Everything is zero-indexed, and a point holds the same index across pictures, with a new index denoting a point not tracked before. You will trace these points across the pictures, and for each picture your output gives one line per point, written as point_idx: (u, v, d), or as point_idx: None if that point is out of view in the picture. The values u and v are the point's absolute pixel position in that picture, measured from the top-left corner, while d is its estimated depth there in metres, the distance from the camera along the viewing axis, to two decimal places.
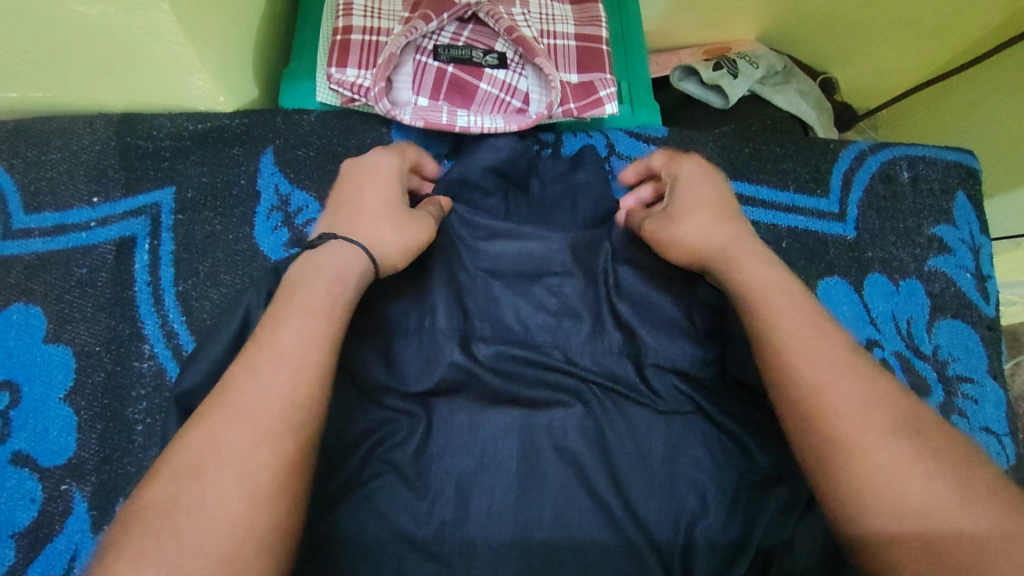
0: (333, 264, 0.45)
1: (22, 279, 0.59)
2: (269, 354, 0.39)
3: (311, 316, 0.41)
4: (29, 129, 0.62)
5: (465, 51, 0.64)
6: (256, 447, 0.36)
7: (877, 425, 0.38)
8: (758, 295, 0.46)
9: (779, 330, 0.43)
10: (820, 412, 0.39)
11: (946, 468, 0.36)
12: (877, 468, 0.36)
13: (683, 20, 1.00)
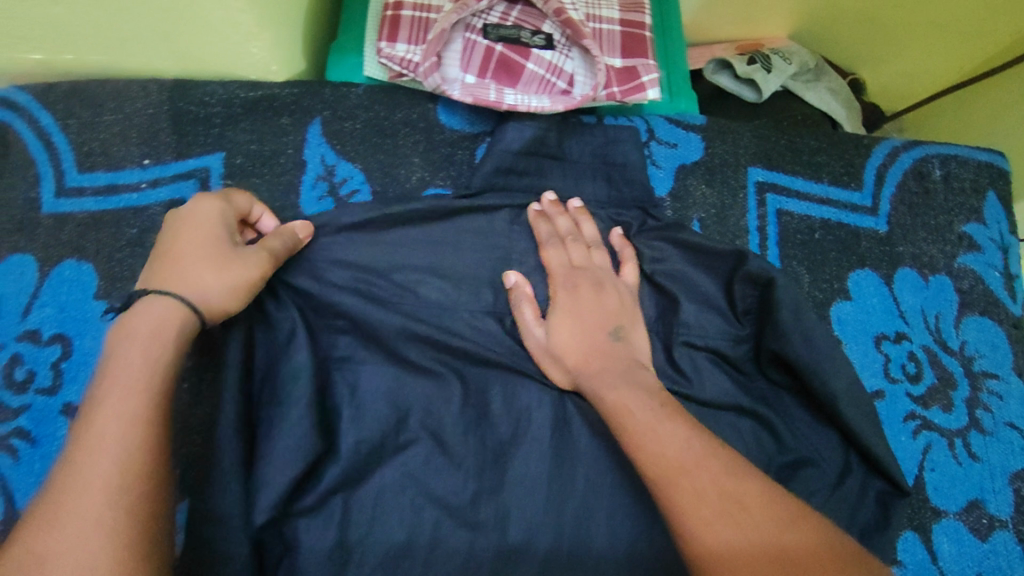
0: (145, 334, 0.45)
1: (74, 236, 0.61)
2: (88, 444, 0.40)
3: (127, 393, 0.42)
4: (84, 91, 0.63)
5: (514, 30, 0.65)
6: (90, 530, 0.37)
7: (710, 485, 0.46)
8: (606, 363, 0.57)
9: (627, 402, 0.54)
10: (667, 474, 0.47)
11: (728, 493, 0.45)
12: (676, 494, 0.46)
13: (716, 14, 1.02)
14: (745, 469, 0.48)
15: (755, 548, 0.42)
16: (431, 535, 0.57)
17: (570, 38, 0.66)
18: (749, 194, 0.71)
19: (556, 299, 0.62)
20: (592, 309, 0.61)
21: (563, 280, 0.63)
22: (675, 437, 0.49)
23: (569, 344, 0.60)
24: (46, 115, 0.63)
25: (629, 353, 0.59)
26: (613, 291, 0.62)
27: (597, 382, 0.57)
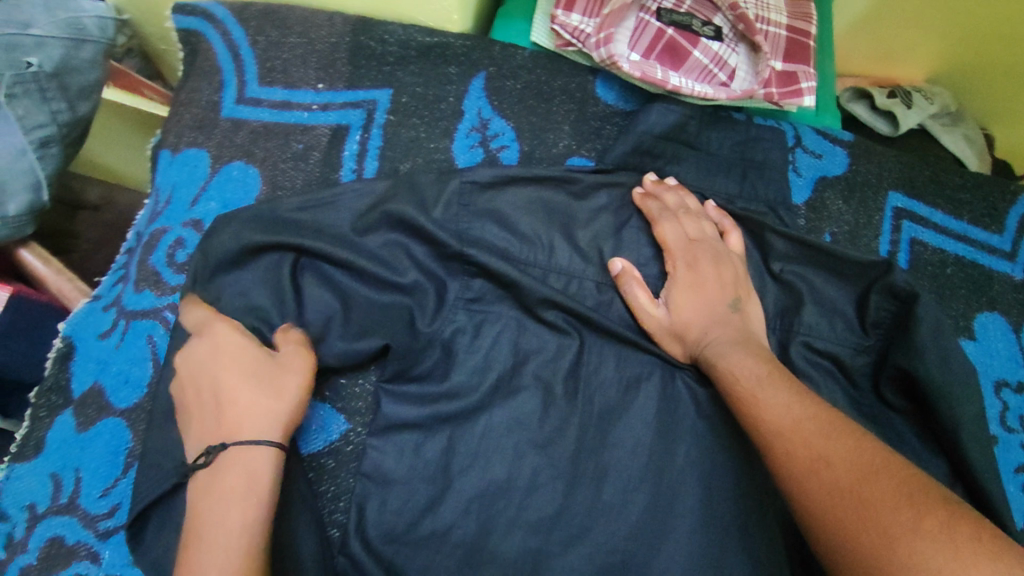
0: (247, 473, 0.49)
1: (246, 141, 0.65)
2: (212, 544, 0.45)
3: (242, 494, 0.48)
4: (277, 14, 0.68)
5: (687, 18, 0.67)
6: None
7: (805, 447, 0.47)
8: (724, 343, 0.58)
9: (735, 369, 0.56)
10: (768, 439, 0.50)
11: (840, 463, 0.45)
12: (791, 470, 0.47)
13: (859, 40, 0.94)
14: (849, 430, 0.48)
15: (841, 499, 0.43)
16: (528, 481, 0.58)
17: (741, 32, 0.68)
18: (885, 217, 0.71)
19: (674, 278, 0.63)
20: (710, 287, 0.62)
21: (683, 254, 0.63)
22: (778, 401, 0.52)
23: (692, 313, 0.61)
24: (238, 30, 0.68)
25: (744, 325, 0.60)
26: (729, 265, 0.63)
27: (716, 347, 0.58)
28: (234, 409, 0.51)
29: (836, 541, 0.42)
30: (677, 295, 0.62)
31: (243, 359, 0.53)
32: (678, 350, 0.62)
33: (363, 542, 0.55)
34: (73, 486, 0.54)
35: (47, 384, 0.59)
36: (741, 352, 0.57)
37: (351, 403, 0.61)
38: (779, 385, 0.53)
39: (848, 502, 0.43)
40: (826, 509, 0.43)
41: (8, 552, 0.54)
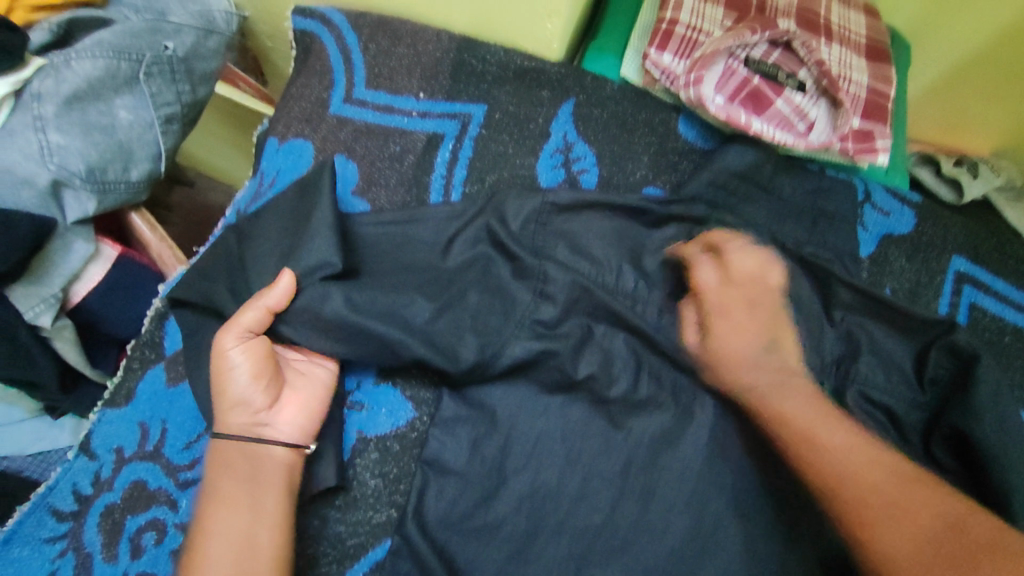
0: (235, 454, 0.56)
1: (349, 138, 0.71)
2: (211, 510, 0.53)
3: (230, 483, 0.54)
4: (389, 25, 0.74)
5: (773, 69, 0.70)
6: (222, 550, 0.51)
7: (872, 498, 0.49)
8: (770, 386, 0.59)
9: (782, 413, 0.57)
10: (832, 490, 0.51)
11: (910, 522, 0.47)
12: (867, 525, 0.49)
13: (928, 108, 0.95)
14: (903, 474, 0.50)
15: (931, 547, 0.46)
16: (578, 488, 0.60)
17: (823, 88, 0.70)
18: (946, 278, 0.73)
19: (713, 320, 0.63)
20: (750, 330, 0.62)
21: (729, 296, 0.63)
22: (841, 447, 0.53)
23: (733, 352, 0.61)
24: (352, 35, 0.74)
25: (786, 368, 0.60)
26: (769, 307, 0.63)
27: (762, 390, 0.59)
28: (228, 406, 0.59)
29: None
30: (716, 332, 0.62)
31: None
32: (715, 381, 0.62)
33: (419, 524, 0.58)
34: (159, 436, 0.59)
35: (142, 339, 0.63)
36: (794, 396, 0.57)
37: (420, 392, 0.64)
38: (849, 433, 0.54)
39: (934, 556, 0.45)
40: (912, 562, 0.46)
41: (95, 489, 0.58)
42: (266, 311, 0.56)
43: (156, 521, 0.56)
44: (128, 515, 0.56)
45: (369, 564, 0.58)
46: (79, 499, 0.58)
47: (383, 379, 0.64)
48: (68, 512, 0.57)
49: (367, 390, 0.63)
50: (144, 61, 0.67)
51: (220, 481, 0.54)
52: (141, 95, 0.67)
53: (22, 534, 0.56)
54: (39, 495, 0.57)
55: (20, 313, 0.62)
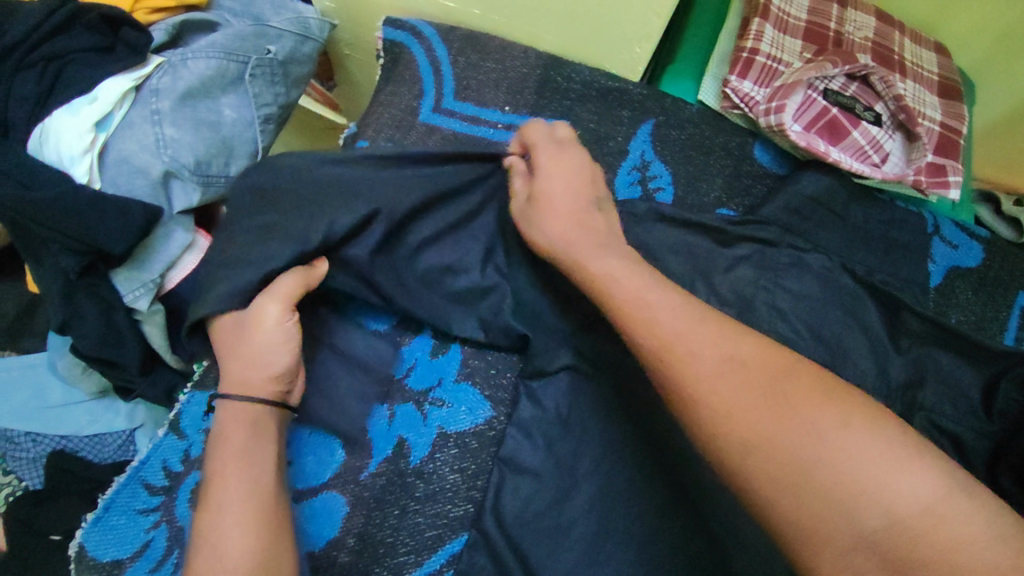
0: (242, 417, 0.52)
1: (437, 146, 0.74)
2: (221, 469, 0.49)
3: (243, 442, 0.51)
4: (479, 40, 0.77)
5: (851, 100, 0.73)
6: (239, 506, 0.47)
7: (703, 354, 0.45)
8: (603, 276, 0.52)
9: (610, 269, 0.52)
10: (656, 345, 0.47)
11: (745, 401, 0.43)
12: (725, 429, 0.42)
13: (991, 144, 0.95)
14: (734, 331, 0.47)
15: (764, 404, 0.42)
16: (646, 499, 0.58)
17: (899, 121, 0.73)
18: (1011, 313, 0.74)
19: (538, 168, 0.59)
20: (575, 182, 0.58)
21: (543, 148, 0.60)
22: (695, 341, 0.46)
23: (561, 205, 0.57)
24: (442, 48, 0.77)
25: (605, 226, 0.57)
26: (585, 166, 0.60)
27: (595, 253, 0.54)
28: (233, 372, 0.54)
29: (751, 451, 0.41)
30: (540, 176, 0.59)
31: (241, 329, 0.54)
32: (536, 237, 0.57)
33: (496, 521, 0.59)
34: None
35: None
36: (654, 295, 0.50)
37: (497, 392, 0.65)
38: (714, 330, 0.47)
39: (797, 458, 0.40)
40: (738, 422, 0.42)
41: (184, 466, 0.60)
42: (277, 294, 0.54)
43: None
44: None
45: (445, 557, 0.58)
46: (169, 476, 0.60)
47: (462, 378, 0.65)
48: (159, 487, 0.59)
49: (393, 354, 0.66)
50: (250, 63, 0.70)
51: (232, 442, 0.50)
52: (244, 94, 0.71)
53: (117, 504, 0.58)
54: (133, 468, 0.60)
55: (121, 296, 0.65)
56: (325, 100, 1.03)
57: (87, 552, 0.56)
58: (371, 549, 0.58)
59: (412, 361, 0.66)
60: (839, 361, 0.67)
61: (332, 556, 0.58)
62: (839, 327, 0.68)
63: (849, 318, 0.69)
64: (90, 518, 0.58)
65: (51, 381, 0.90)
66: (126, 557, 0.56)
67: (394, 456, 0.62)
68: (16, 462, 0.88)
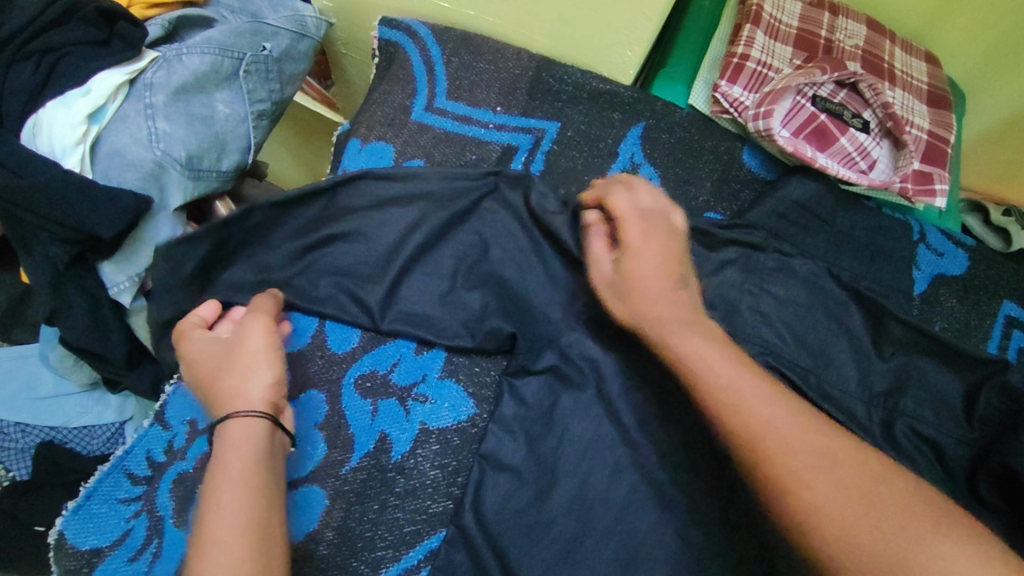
0: (242, 450, 0.50)
1: (428, 145, 0.75)
2: (220, 511, 0.46)
3: (248, 481, 0.48)
4: (473, 41, 0.78)
5: (839, 107, 0.74)
6: (235, 555, 0.44)
7: (791, 443, 0.46)
8: (693, 362, 0.51)
9: (701, 350, 0.52)
10: (750, 431, 0.47)
11: (832, 490, 0.43)
12: (813, 516, 0.43)
13: (979, 155, 0.96)
14: (814, 421, 0.47)
15: (855, 500, 0.43)
16: (626, 497, 0.59)
17: (887, 129, 0.74)
18: (996, 322, 0.74)
19: (626, 240, 0.59)
20: (671, 256, 0.58)
21: (632, 219, 0.60)
22: (787, 426, 0.47)
23: (642, 273, 0.57)
24: (436, 48, 0.78)
25: (692, 301, 0.57)
26: (678, 238, 0.60)
27: (690, 348, 0.52)
28: (219, 383, 0.55)
29: (835, 538, 0.42)
30: (634, 257, 0.58)
31: (215, 342, 0.58)
32: (616, 305, 0.58)
33: (476, 517, 0.59)
34: None
35: None
36: (745, 376, 0.50)
37: (481, 390, 0.65)
38: (799, 415, 0.48)
39: (885, 557, 0.40)
40: (825, 510, 0.43)
41: (167, 456, 0.60)
42: (258, 309, 0.60)
43: None
44: (199, 483, 0.58)
45: (423, 552, 0.58)
46: (152, 466, 0.60)
47: (445, 375, 0.65)
48: (142, 477, 0.60)
49: (373, 349, 0.66)
50: (245, 60, 0.71)
51: (232, 479, 0.48)
52: (238, 90, 0.71)
53: (99, 493, 0.58)
54: (116, 457, 0.60)
55: (107, 289, 0.66)
56: (323, 100, 1.04)
57: (66, 540, 0.56)
58: (350, 542, 0.58)
59: (399, 356, 0.66)
60: (821, 365, 0.67)
61: (311, 549, 0.57)
62: (822, 332, 0.69)
63: (832, 323, 0.69)
64: (71, 506, 0.58)
65: (43, 371, 0.91)
66: (106, 545, 0.56)
67: (376, 450, 0.62)
68: (4, 452, 0.87)
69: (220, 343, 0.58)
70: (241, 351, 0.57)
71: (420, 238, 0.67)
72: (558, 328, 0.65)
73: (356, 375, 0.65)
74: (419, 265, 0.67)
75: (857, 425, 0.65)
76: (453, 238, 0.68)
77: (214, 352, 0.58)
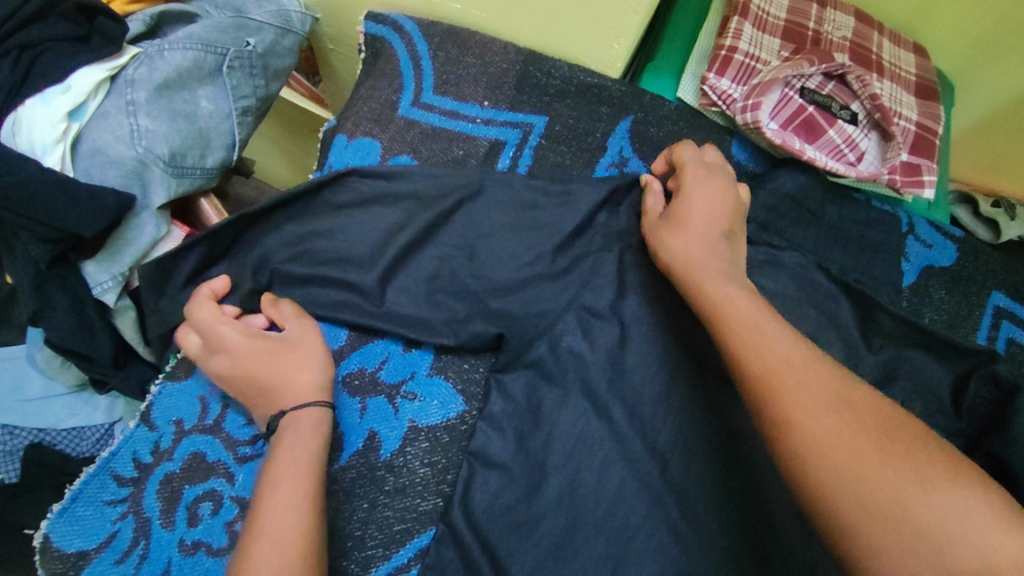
0: (299, 432, 0.54)
1: (415, 141, 0.74)
2: (276, 484, 0.50)
3: (306, 462, 0.52)
4: (459, 35, 0.77)
5: (827, 99, 0.73)
6: (284, 529, 0.47)
7: (811, 383, 0.44)
8: (726, 306, 0.51)
9: (731, 296, 0.52)
10: (762, 376, 0.46)
11: (845, 437, 0.41)
12: (819, 462, 0.41)
13: (969, 145, 0.96)
14: (850, 381, 0.45)
15: (871, 452, 0.41)
16: (615, 491, 0.59)
17: (875, 121, 0.74)
18: (985, 313, 0.74)
19: (682, 187, 0.62)
20: (717, 209, 0.60)
21: (691, 169, 0.63)
22: (805, 373, 0.45)
23: (694, 218, 0.59)
24: (422, 43, 0.77)
25: (733, 256, 0.58)
26: (723, 193, 0.62)
27: (711, 275, 0.54)
28: (278, 379, 0.57)
29: (844, 484, 0.40)
30: (689, 205, 0.60)
31: (261, 342, 0.59)
32: (661, 245, 0.60)
33: (465, 514, 0.59)
34: (219, 411, 0.61)
35: None
36: (773, 329, 0.49)
37: (470, 387, 0.65)
38: (825, 369, 0.46)
39: (894, 506, 0.38)
40: (834, 447, 0.41)
41: (153, 458, 0.60)
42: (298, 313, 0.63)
43: (214, 492, 0.58)
44: (186, 485, 0.58)
45: (412, 550, 0.58)
46: (139, 467, 0.59)
47: (434, 372, 0.65)
48: (128, 478, 0.59)
49: (361, 346, 0.66)
50: (228, 55, 0.70)
51: (288, 457, 0.52)
52: (222, 86, 0.70)
53: (85, 495, 0.58)
54: (102, 459, 0.59)
55: (89, 288, 0.65)
56: (311, 96, 1.06)
57: (51, 543, 0.56)
58: (338, 541, 0.58)
59: (387, 353, 0.66)
60: None
61: None
62: (812, 324, 0.69)
63: (821, 315, 0.70)
64: (56, 509, 0.57)
65: (31, 372, 0.90)
66: (91, 548, 0.56)
67: (365, 448, 0.61)
68: None
69: (270, 343, 0.60)
70: (306, 346, 0.60)
71: (407, 234, 0.66)
72: (547, 324, 0.65)
73: (344, 372, 0.65)
74: (405, 262, 0.67)
75: None
76: (441, 234, 0.68)
77: (263, 350, 0.59)
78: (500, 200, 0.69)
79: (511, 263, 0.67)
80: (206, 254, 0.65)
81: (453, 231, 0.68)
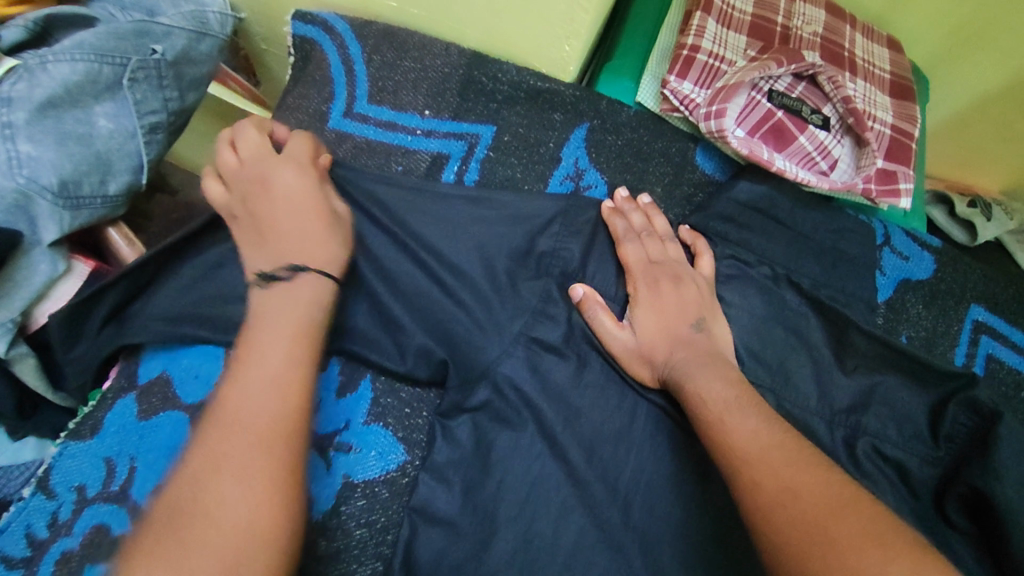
0: (292, 303, 0.49)
1: (349, 156, 0.67)
2: (264, 358, 0.45)
3: (294, 339, 0.47)
4: (395, 36, 0.70)
5: (797, 103, 0.68)
6: (268, 406, 0.43)
7: (776, 470, 0.45)
8: (707, 412, 0.51)
9: (706, 395, 0.52)
10: (732, 469, 0.46)
11: (802, 522, 0.41)
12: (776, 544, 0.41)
13: (944, 140, 0.92)
14: (817, 464, 0.46)
15: (807, 533, 0.41)
16: (571, 545, 0.53)
17: (848, 125, 0.69)
18: (963, 328, 0.70)
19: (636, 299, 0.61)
20: (685, 305, 0.60)
21: (642, 275, 0.62)
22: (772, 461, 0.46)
23: (657, 334, 0.58)
24: (355, 45, 0.70)
25: (710, 345, 0.58)
26: (691, 285, 0.61)
27: (684, 368, 0.55)
28: (305, 240, 0.53)
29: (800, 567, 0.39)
30: (654, 323, 0.59)
31: (311, 197, 0.56)
32: (645, 374, 0.58)
33: None
34: (127, 474, 0.55)
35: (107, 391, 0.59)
36: (742, 419, 0.49)
37: (413, 433, 0.60)
38: (794, 457, 0.46)
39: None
40: (788, 528, 0.41)
41: (51, 532, 0.53)
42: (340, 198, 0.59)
43: None
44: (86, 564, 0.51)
45: None
46: (33, 544, 0.53)
47: (372, 420, 0.60)
48: (19, 559, 0.52)
49: None
50: (129, 65, 0.62)
51: (276, 329, 0.47)
52: (123, 101, 0.62)
53: None
54: None
55: None
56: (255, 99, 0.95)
57: None
58: None
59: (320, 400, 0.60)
60: (782, 386, 0.62)
61: None
62: (782, 348, 0.64)
63: (793, 337, 0.64)
64: None
65: None
66: None
67: None
68: None
69: (313, 204, 0.56)
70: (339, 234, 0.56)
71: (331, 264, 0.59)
72: (495, 359, 0.59)
73: None
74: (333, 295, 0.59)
75: (819, 447, 0.60)
76: (378, 262, 0.61)
77: (303, 202, 0.55)
78: (443, 222, 0.62)
79: (454, 293, 0.60)
80: (127, 287, 0.58)
81: (388, 259, 0.61)
